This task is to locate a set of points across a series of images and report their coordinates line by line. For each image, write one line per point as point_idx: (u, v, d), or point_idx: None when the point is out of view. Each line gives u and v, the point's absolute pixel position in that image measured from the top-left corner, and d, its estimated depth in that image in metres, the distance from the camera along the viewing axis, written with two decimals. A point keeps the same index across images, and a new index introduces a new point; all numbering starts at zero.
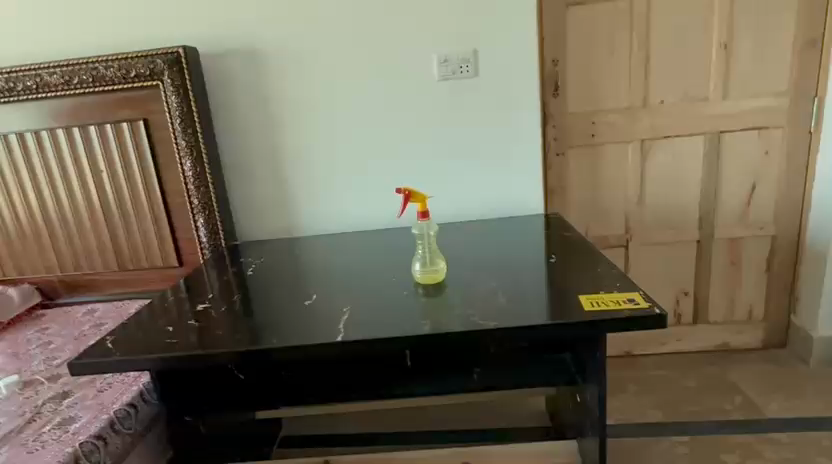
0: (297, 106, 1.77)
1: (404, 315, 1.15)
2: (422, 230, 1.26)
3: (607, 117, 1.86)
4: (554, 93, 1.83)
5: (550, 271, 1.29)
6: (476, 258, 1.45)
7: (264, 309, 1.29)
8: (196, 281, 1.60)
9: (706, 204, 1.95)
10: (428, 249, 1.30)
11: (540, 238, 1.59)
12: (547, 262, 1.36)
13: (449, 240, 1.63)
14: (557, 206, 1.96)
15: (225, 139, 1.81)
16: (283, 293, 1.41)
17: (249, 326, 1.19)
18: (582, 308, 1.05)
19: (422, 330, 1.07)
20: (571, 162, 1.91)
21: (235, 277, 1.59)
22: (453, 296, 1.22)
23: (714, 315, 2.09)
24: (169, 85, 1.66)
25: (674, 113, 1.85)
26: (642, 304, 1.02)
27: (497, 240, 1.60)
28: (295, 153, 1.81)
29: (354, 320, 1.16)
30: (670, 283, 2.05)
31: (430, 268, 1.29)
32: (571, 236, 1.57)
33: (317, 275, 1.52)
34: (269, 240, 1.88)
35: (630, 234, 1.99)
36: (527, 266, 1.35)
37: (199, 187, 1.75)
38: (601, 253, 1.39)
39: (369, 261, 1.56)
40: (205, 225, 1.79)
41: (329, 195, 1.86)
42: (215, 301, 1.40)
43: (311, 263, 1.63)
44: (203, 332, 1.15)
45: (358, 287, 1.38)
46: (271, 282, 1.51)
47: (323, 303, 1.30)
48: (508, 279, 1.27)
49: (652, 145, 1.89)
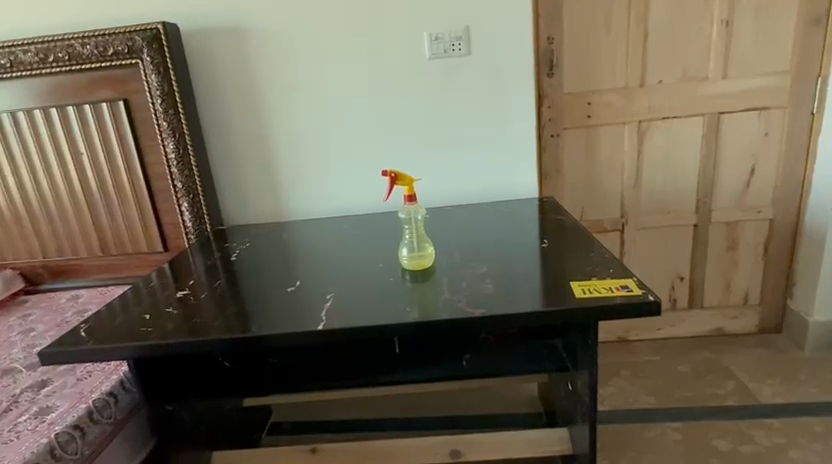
0: (283, 86, 1.71)
1: (390, 302, 1.11)
2: (410, 215, 1.21)
3: (603, 98, 1.81)
4: (550, 72, 1.77)
5: (542, 256, 1.26)
6: (466, 243, 1.42)
7: (247, 296, 1.25)
8: (179, 267, 1.55)
9: (704, 188, 1.91)
10: (415, 234, 1.25)
11: (532, 223, 1.55)
12: (539, 247, 1.33)
13: (440, 225, 1.59)
14: (552, 191, 1.91)
15: (210, 120, 1.75)
16: (268, 278, 1.37)
17: (230, 313, 1.15)
18: (573, 296, 1.00)
19: (408, 318, 1.03)
20: (566, 144, 1.86)
21: (221, 262, 1.55)
22: (441, 282, 1.18)
23: (709, 300, 2.06)
24: (148, 63, 1.59)
25: (672, 94, 1.80)
26: (636, 292, 0.97)
27: (489, 224, 1.57)
28: (283, 136, 1.76)
29: (339, 308, 1.13)
30: (666, 268, 2.02)
31: (418, 254, 1.25)
32: (566, 220, 1.54)
33: (304, 261, 1.48)
34: (256, 224, 1.83)
35: (625, 218, 1.95)
36: (518, 252, 1.31)
37: (183, 171, 1.70)
38: (595, 238, 1.35)
39: (358, 246, 1.53)
40: (190, 209, 1.74)
41: (317, 179, 1.80)
42: (196, 287, 1.35)
43: (299, 248, 1.59)
44: (182, 320, 1.11)
45: (345, 273, 1.34)
46: (256, 267, 1.47)
47: (308, 289, 1.26)
48: (499, 264, 1.24)
49: (650, 127, 1.84)
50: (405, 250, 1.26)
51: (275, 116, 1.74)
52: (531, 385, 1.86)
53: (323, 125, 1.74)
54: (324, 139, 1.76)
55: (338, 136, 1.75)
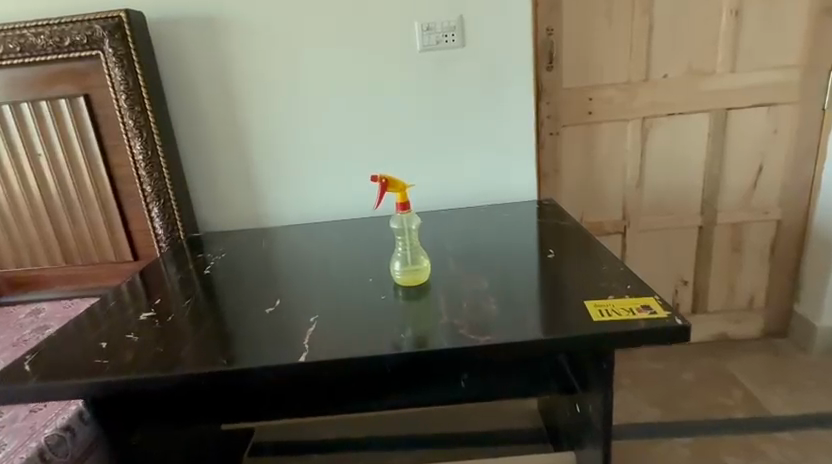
0: (262, 80, 1.57)
1: (381, 326, 0.99)
2: (402, 225, 1.09)
3: (605, 93, 1.70)
4: (548, 66, 1.66)
5: (547, 268, 1.14)
6: (464, 252, 1.29)
7: (220, 314, 1.12)
8: (147, 280, 1.41)
9: (709, 187, 1.82)
10: (409, 245, 1.13)
11: (532, 229, 1.43)
12: (544, 258, 1.21)
13: (432, 232, 1.46)
14: (551, 192, 1.80)
15: (182, 118, 1.61)
16: (245, 293, 1.23)
17: (200, 339, 1.01)
18: (590, 319, 0.88)
19: (402, 347, 0.91)
20: (566, 142, 1.75)
21: (193, 274, 1.41)
22: (437, 301, 1.06)
23: (713, 304, 1.98)
24: (110, 54, 1.44)
25: (677, 89, 1.70)
26: (661, 315, 0.86)
27: (486, 229, 1.45)
28: (264, 134, 1.62)
29: (322, 333, 1.00)
30: (669, 271, 1.93)
31: (412, 267, 1.13)
32: (568, 226, 1.43)
33: (285, 272, 1.34)
34: (233, 231, 1.69)
35: (627, 220, 1.85)
36: (522, 262, 1.19)
37: (152, 173, 1.55)
38: (606, 247, 1.24)
39: (345, 256, 1.40)
40: (160, 215, 1.60)
41: (301, 180, 1.67)
42: (163, 304, 1.21)
43: (279, 257, 1.46)
44: (143, 349, 0.98)
45: (330, 287, 1.20)
46: (232, 280, 1.33)
47: (288, 307, 1.13)
48: (501, 278, 1.12)
49: (654, 124, 1.74)
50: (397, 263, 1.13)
51: (253, 114, 1.60)
52: (530, 398, 1.75)
53: (306, 123, 1.61)
54: (305, 139, 1.63)
55: (321, 136, 1.62)
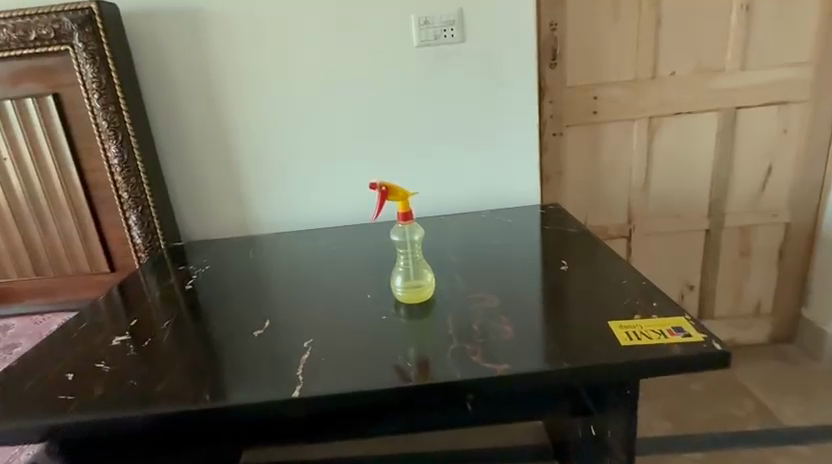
0: (249, 78, 1.46)
1: (380, 353, 0.91)
2: (403, 237, 1.01)
3: (610, 91, 1.62)
4: (552, 63, 1.58)
5: (563, 284, 1.06)
6: (471, 264, 1.21)
7: (203, 338, 1.03)
8: (126, 294, 1.31)
9: (717, 189, 1.75)
10: (412, 259, 1.04)
11: (538, 236, 1.35)
12: (558, 271, 1.13)
13: (435, 241, 1.37)
14: (553, 195, 1.72)
15: (161, 119, 1.50)
16: (231, 312, 1.14)
17: (181, 368, 0.93)
18: (619, 343, 0.82)
19: (408, 378, 0.82)
20: (569, 142, 1.67)
21: (174, 289, 1.31)
22: (445, 322, 0.98)
23: (719, 310, 1.91)
24: (80, 50, 1.32)
25: (685, 87, 1.62)
26: (695, 338, 0.81)
27: (490, 237, 1.37)
28: (251, 137, 1.52)
29: (319, 361, 0.91)
30: (675, 276, 1.86)
31: (415, 283, 1.04)
32: (577, 233, 1.36)
33: (276, 288, 1.24)
34: (219, 239, 1.59)
35: (632, 224, 1.78)
36: (535, 276, 1.11)
37: (129, 179, 1.44)
38: (623, 259, 1.17)
39: (339, 269, 1.31)
40: (138, 223, 1.48)
41: (291, 186, 1.57)
42: (140, 326, 1.12)
43: (269, 270, 1.36)
44: (113, 382, 0.91)
45: (327, 306, 1.11)
46: (217, 297, 1.24)
47: (281, 330, 1.03)
48: (514, 295, 1.04)
49: (660, 124, 1.66)
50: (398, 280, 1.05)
51: (240, 116, 1.50)
52: None
53: (296, 124, 1.51)
54: (296, 142, 1.53)
55: (312, 138, 1.52)
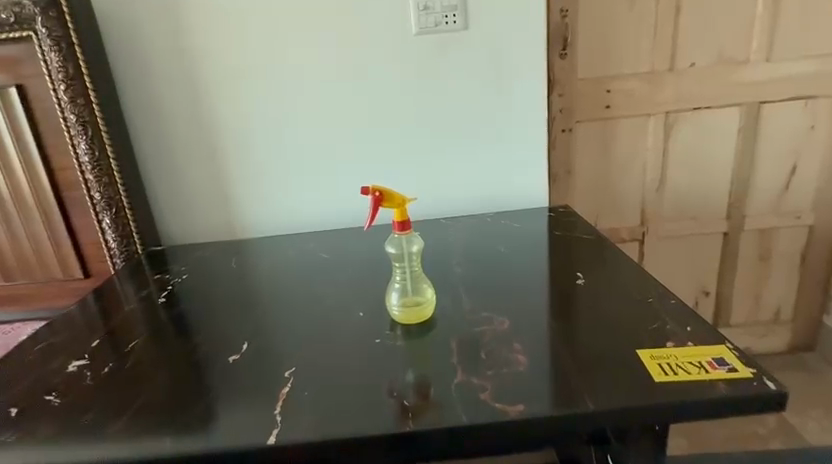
0: (235, 70, 1.34)
1: (372, 388, 0.81)
2: (400, 248, 0.92)
3: (625, 84, 1.50)
4: (562, 53, 1.45)
5: (580, 303, 0.96)
6: (478, 276, 1.10)
7: (169, 361, 0.96)
8: (98, 308, 1.23)
9: (737, 189, 1.63)
10: (410, 273, 0.94)
11: (547, 243, 1.25)
12: (573, 286, 1.02)
13: (436, 248, 1.26)
14: (561, 195, 1.60)
15: (138, 114, 1.38)
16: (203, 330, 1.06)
17: (141, 400, 0.86)
18: (652, 378, 0.74)
19: (405, 423, 0.73)
20: (580, 138, 1.55)
21: (147, 302, 1.23)
22: (449, 351, 0.87)
23: (736, 317, 1.80)
24: (44, 36, 1.20)
25: (705, 80, 1.51)
26: (741, 374, 0.72)
27: (495, 244, 1.26)
28: (236, 134, 1.40)
29: (302, 397, 0.82)
30: (691, 281, 1.75)
31: (414, 300, 0.94)
32: (590, 239, 1.25)
33: (262, 306, 1.14)
34: (203, 244, 1.48)
35: (646, 226, 1.66)
36: (547, 293, 1.01)
37: (101, 178, 1.31)
38: (646, 271, 1.06)
39: (331, 280, 1.20)
40: (112, 226, 1.36)
41: (280, 187, 1.45)
42: (100, 349, 1.05)
43: (255, 284, 1.25)
44: (62, 419, 0.84)
45: (320, 328, 1.01)
46: (194, 314, 1.15)
47: (263, 358, 0.93)
48: (526, 317, 0.93)
49: (678, 119, 1.55)
50: (395, 298, 0.94)
51: (225, 112, 1.38)
52: None
53: (284, 121, 1.39)
54: (284, 141, 1.41)
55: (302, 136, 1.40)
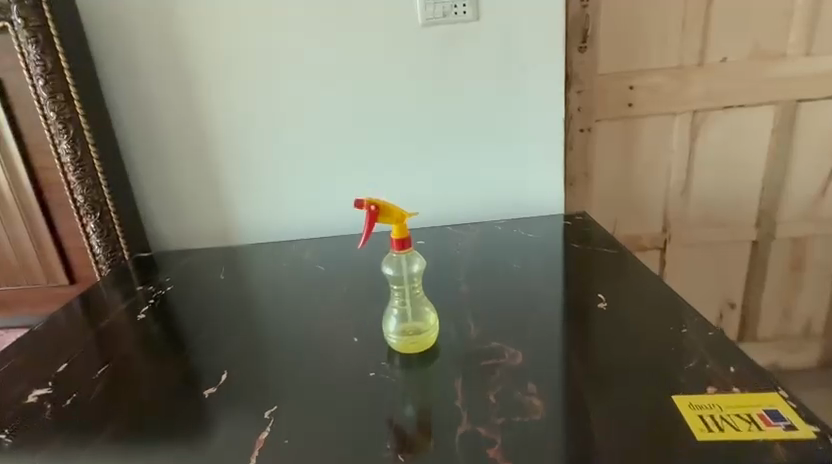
0: (229, 68, 1.25)
1: (358, 438, 0.74)
2: (399, 270, 0.88)
3: (649, 80, 1.39)
4: (581, 46, 1.35)
5: (600, 337, 0.87)
6: (487, 301, 1.01)
7: (137, 398, 0.91)
8: (70, 325, 1.17)
9: (769, 195, 1.52)
10: (410, 296, 0.88)
11: (563, 258, 1.16)
12: (593, 313, 0.94)
13: (440, 264, 1.17)
14: (578, 199, 1.49)
15: (126, 114, 1.29)
16: (177, 359, 1.00)
17: (102, 447, 0.81)
18: (699, 434, 0.66)
19: None
20: (599, 139, 1.44)
21: (124, 319, 1.16)
22: (452, 391, 0.79)
23: (764, 331, 1.69)
24: (19, 27, 1.11)
25: (738, 76, 1.39)
26: (802, 433, 0.65)
27: (506, 258, 1.17)
28: (231, 137, 1.31)
29: (281, 446, 0.75)
30: (715, 293, 1.63)
31: (414, 325, 0.88)
32: (610, 253, 1.15)
33: (255, 330, 1.06)
34: (196, 250, 1.39)
35: (668, 233, 1.55)
36: (557, 321, 0.93)
37: (85, 179, 1.23)
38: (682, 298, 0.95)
39: (331, 298, 1.13)
40: (97, 231, 1.28)
41: (278, 192, 1.36)
42: (66, 376, 1.00)
43: (247, 302, 1.17)
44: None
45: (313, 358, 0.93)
46: (177, 335, 1.08)
47: (248, 395, 0.86)
48: (535, 349, 0.86)
49: (707, 118, 1.43)
50: (393, 325, 0.88)
51: (219, 113, 1.29)
52: None
53: (281, 121, 1.29)
54: (281, 142, 1.31)
55: (300, 137, 1.31)
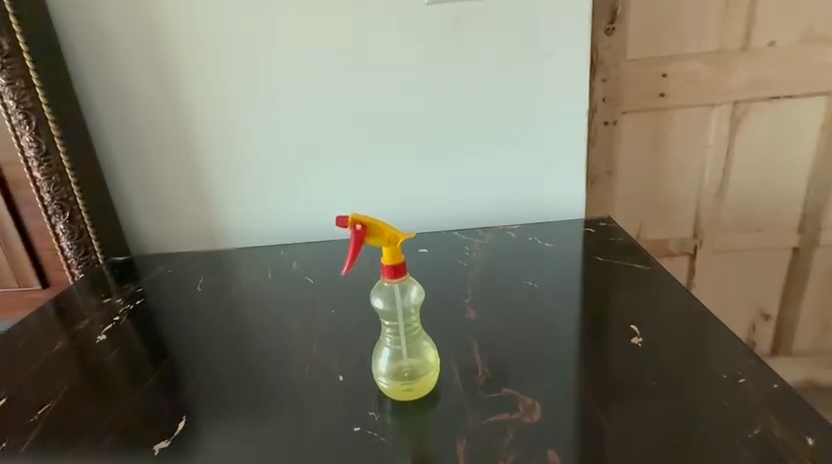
0: (210, 51, 1.10)
1: None
2: (392, 303, 0.77)
3: (685, 66, 1.23)
4: (608, 28, 1.18)
5: (648, 396, 0.74)
6: (499, 330, 0.90)
7: (80, 448, 0.78)
8: (19, 344, 1.03)
9: (814, 197, 1.36)
10: (406, 332, 0.78)
11: (587, 277, 1.03)
12: (629, 354, 0.82)
13: (446, 284, 1.04)
14: (599, 200, 1.35)
15: (98, 103, 1.15)
16: (129, 400, 0.86)
17: None
18: None
19: None
20: (625, 133, 1.29)
21: (81, 342, 1.02)
22: (452, 456, 0.69)
23: (800, 345, 1.54)
24: None
25: (788, 62, 1.22)
26: None
27: (520, 275, 1.05)
28: (213, 130, 1.16)
29: None
30: (748, 304, 1.49)
31: (411, 365, 0.77)
32: (641, 273, 1.01)
33: (237, 354, 0.93)
34: (176, 253, 1.27)
35: (699, 238, 1.40)
36: (581, 368, 0.81)
37: (51, 176, 1.11)
38: (737, 338, 0.83)
39: (324, 315, 1.00)
40: (68, 233, 1.16)
41: (264, 191, 1.22)
42: (3, 413, 0.87)
43: (226, 318, 1.03)
44: None
45: (301, 399, 0.81)
46: (144, 360, 0.95)
47: (226, 444, 0.75)
48: (565, 408, 0.74)
49: (748, 110, 1.27)
50: (384, 367, 0.77)
51: (199, 104, 1.14)
52: None
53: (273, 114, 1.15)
54: (272, 138, 1.17)
55: (294, 134, 1.16)
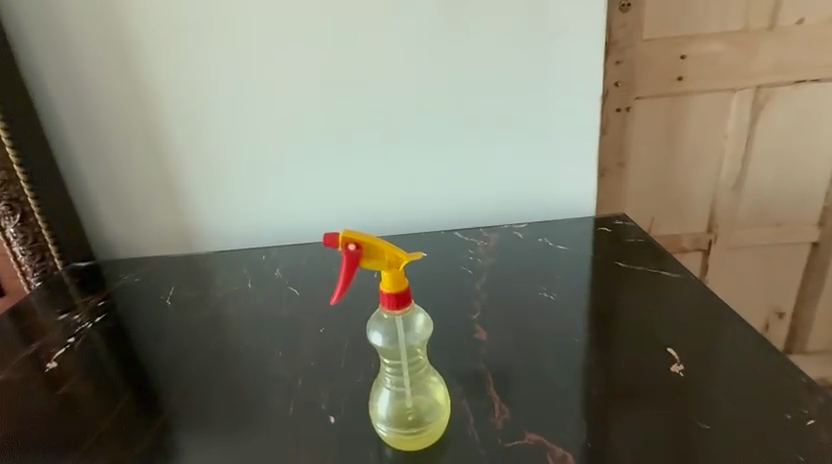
0: (175, 29, 0.96)
1: None
2: (395, 341, 0.67)
3: (706, 48, 1.12)
4: (624, 4, 1.07)
5: (700, 444, 0.63)
6: (513, 355, 0.79)
7: None
8: None
9: None
10: (410, 372, 0.68)
11: (606, 285, 0.92)
12: (665, 384, 0.72)
13: (449, 297, 0.93)
14: (610, 195, 1.24)
15: (48, 88, 1.01)
16: (88, 438, 0.74)
17: None
18: None
19: None
20: (638, 121, 1.18)
21: (29, 368, 0.88)
22: None
23: (814, 343, 1.47)
24: None
25: (817, 43, 1.12)
26: None
27: (529, 283, 0.95)
28: (183, 121, 1.03)
29: None
30: (763, 302, 1.41)
31: (416, 410, 0.67)
32: (664, 282, 0.91)
33: (213, 381, 0.81)
34: (145, 257, 1.14)
35: (713, 234, 1.31)
36: (613, 406, 0.70)
37: None
38: (779, 360, 0.73)
39: (311, 333, 0.89)
40: (20, 237, 1.04)
41: (242, 190, 1.09)
42: None
43: (200, 336, 0.91)
44: None
45: (290, 444, 0.70)
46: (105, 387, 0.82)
47: None
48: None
49: (772, 95, 1.16)
50: (384, 412, 0.67)
51: (166, 91, 1.00)
52: None
53: (251, 103, 1.01)
54: (251, 130, 1.04)
55: (275, 126, 1.03)
